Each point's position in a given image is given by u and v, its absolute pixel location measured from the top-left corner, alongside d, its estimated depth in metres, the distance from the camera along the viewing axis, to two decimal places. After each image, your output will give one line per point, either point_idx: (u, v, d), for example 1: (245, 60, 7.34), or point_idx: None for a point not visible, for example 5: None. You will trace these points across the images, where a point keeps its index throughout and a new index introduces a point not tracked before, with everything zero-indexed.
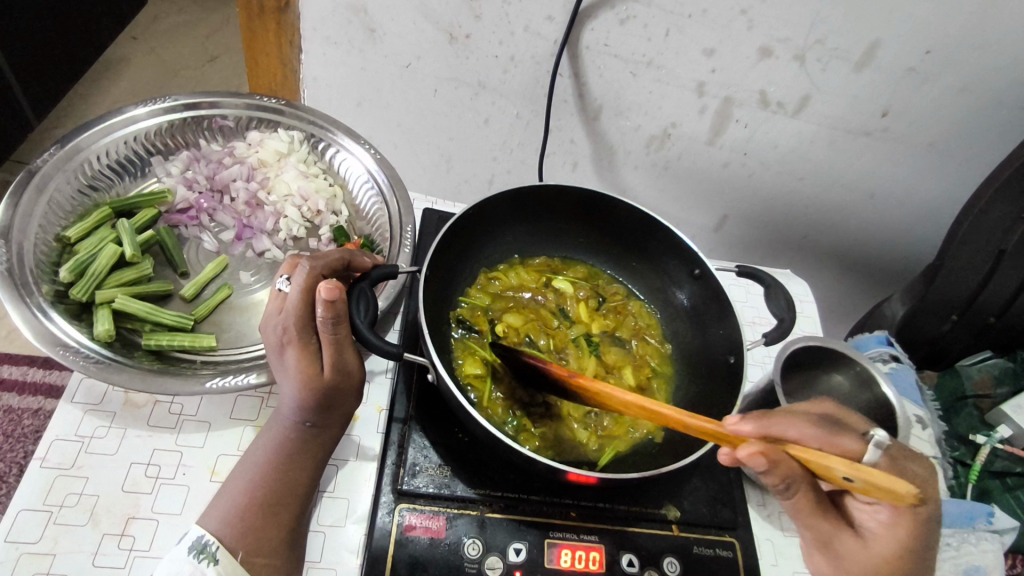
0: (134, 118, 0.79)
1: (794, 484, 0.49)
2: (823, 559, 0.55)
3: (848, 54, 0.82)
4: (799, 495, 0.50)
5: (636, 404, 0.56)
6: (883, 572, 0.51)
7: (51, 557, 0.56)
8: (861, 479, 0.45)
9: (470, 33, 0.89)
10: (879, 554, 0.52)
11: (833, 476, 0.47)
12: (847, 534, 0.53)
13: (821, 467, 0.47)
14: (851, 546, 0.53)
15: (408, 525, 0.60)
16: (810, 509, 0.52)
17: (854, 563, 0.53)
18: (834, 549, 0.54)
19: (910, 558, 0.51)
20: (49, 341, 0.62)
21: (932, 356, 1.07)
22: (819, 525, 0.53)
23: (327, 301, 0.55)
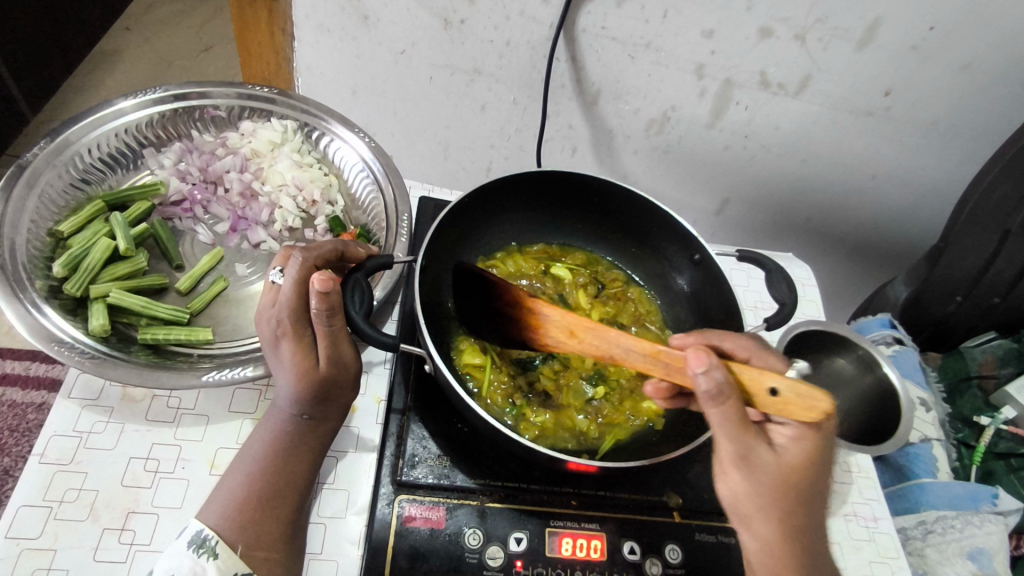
0: (123, 111, 0.78)
1: (727, 397, 0.48)
2: (738, 475, 0.51)
3: (850, 33, 0.81)
4: (729, 407, 0.49)
5: (588, 326, 0.58)
6: (790, 482, 0.51)
7: (51, 552, 0.56)
8: (790, 390, 0.50)
9: (464, 18, 0.87)
10: (788, 463, 0.52)
11: (761, 388, 0.50)
12: (764, 448, 0.52)
13: (753, 379, 0.51)
14: (767, 459, 0.51)
15: (408, 516, 0.60)
16: (738, 426, 0.49)
17: (762, 474, 0.51)
18: (752, 465, 0.50)
19: (810, 473, 0.53)
20: (44, 338, 0.62)
21: (935, 337, 1.06)
22: (744, 436, 0.49)
23: (321, 293, 0.55)
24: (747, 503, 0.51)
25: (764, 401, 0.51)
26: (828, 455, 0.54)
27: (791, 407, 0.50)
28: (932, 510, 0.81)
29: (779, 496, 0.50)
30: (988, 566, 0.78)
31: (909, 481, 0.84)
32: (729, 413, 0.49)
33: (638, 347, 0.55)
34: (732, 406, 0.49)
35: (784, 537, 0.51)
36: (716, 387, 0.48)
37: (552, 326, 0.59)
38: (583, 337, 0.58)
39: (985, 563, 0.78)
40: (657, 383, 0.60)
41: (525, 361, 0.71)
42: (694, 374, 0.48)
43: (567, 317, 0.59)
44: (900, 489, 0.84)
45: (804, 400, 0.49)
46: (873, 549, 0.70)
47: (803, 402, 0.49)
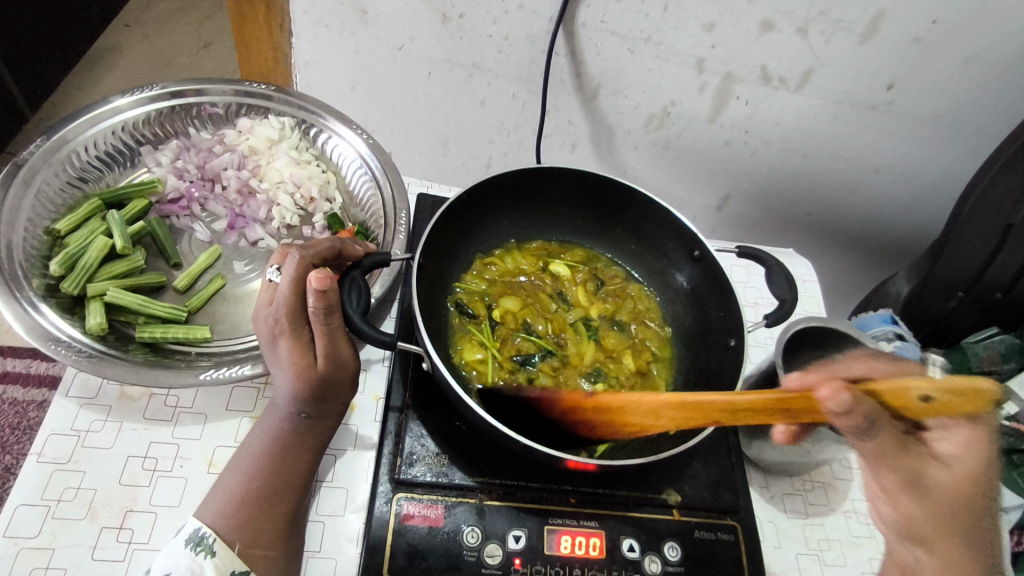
0: (119, 108, 0.78)
1: (878, 423, 0.49)
2: (907, 500, 0.49)
3: (852, 25, 0.80)
4: (881, 436, 0.49)
5: (676, 404, 0.59)
6: (970, 495, 0.47)
7: (49, 552, 0.56)
8: (942, 393, 0.49)
9: (463, 13, 0.87)
10: (957, 475, 0.47)
11: (907, 398, 0.48)
12: (926, 465, 0.48)
13: (898, 392, 0.49)
14: (938, 474, 0.48)
15: (406, 514, 0.60)
16: (890, 445, 0.49)
17: (940, 492, 0.47)
18: (922, 485, 0.48)
19: (978, 476, 0.47)
20: (40, 336, 0.62)
21: (936, 334, 1.02)
22: (903, 459, 0.48)
23: (319, 291, 0.54)
24: (919, 524, 0.48)
25: (913, 408, 0.49)
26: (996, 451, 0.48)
27: (951, 406, 0.48)
28: None
29: (962, 512, 0.46)
30: None
31: None
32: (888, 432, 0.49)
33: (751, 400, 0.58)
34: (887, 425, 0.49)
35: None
36: (864, 415, 0.49)
37: (636, 413, 0.61)
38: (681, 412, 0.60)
39: None
40: (788, 428, 0.65)
41: (523, 359, 0.71)
42: (839, 408, 0.50)
43: (649, 402, 0.61)
44: None
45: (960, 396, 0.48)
46: (871, 545, 0.70)
47: (963, 397, 0.49)
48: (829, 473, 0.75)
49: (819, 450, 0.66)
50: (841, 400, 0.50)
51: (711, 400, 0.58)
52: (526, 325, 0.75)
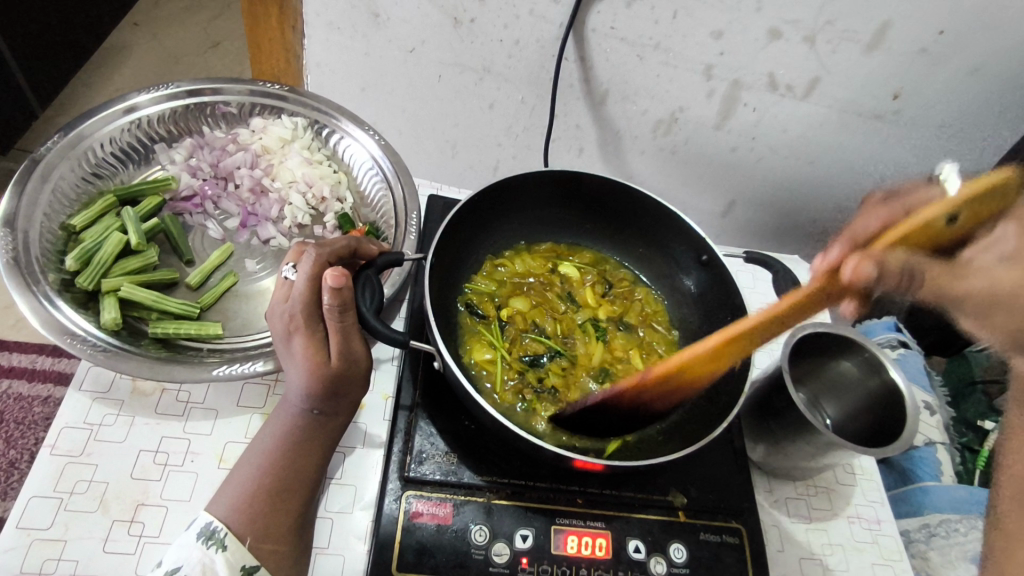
0: (137, 106, 0.79)
1: (919, 267, 0.50)
2: (1001, 315, 0.55)
3: (859, 35, 0.81)
4: (923, 269, 0.51)
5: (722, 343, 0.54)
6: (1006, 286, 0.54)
7: (61, 543, 0.57)
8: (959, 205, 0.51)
9: (474, 17, 0.88)
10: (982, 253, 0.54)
11: (940, 222, 0.52)
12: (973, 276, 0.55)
13: (917, 225, 0.51)
14: (1005, 279, 0.55)
15: (415, 512, 0.60)
16: (939, 270, 0.52)
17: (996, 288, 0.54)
18: (1000, 297, 0.54)
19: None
20: (56, 330, 0.63)
21: (940, 343, 1.08)
22: (955, 283, 0.53)
23: (334, 288, 0.55)
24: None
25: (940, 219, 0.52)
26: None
27: (980, 213, 0.53)
28: (935, 514, 0.82)
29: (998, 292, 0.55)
30: None
31: (913, 483, 0.87)
32: (933, 268, 0.52)
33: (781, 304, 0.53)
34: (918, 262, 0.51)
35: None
36: (910, 270, 0.50)
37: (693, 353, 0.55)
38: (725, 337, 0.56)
39: None
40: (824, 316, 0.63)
41: (532, 359, 0.72)
42: (874, 283, 0.49)
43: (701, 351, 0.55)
44: (904, 492, 0.86)
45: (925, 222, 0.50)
46: (875, 550, 0.71)
47: (986, 201, 0.53)
48: (833, 479, 0.76)
49: (826, 453, 0.67)
50: (858, 274, 0.48)
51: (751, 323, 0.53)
52: (534, 325, 0.75)
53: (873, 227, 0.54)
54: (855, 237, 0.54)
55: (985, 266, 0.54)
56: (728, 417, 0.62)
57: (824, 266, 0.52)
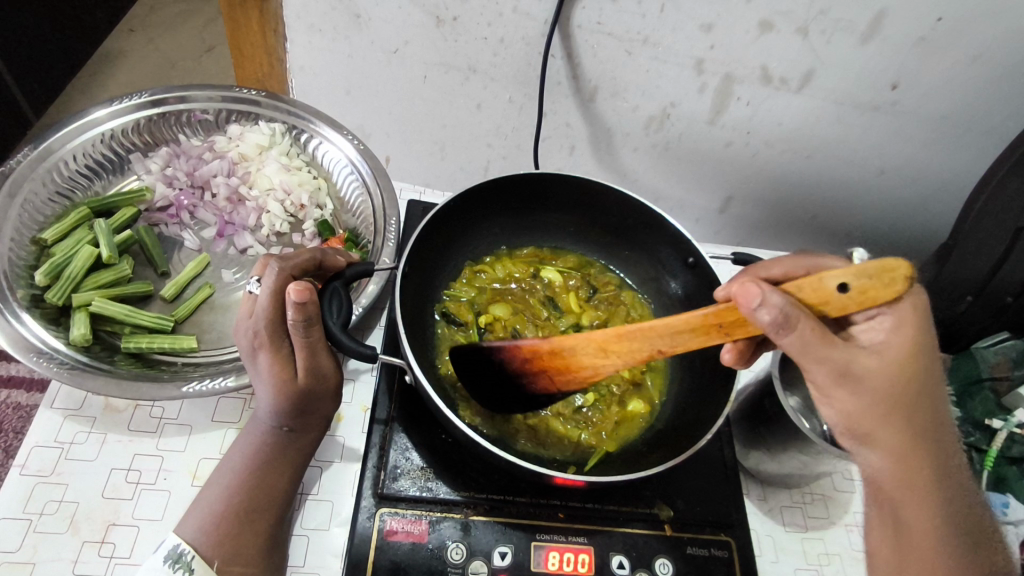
0: (96, 120, 0.77)
1: (794, 320, 0.46)
2: (843, 393, 0.50)
3: (854, 25, 0.78)
4: (802, 327, 0.46)
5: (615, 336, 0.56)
6: (904, 373, 0.51)
7: (29, 566, 0.56)
8: (857, 278, 0.47)
9: (456, 15, 0.85)
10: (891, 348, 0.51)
11: (829, 291, 0.48)
12: (864, 353, 0.51)
13: (817, 288, 0.48)
14: (868, 363, 0.50)
15: (389, 530, 0.58)
16: (820, 338, 0.47)
17: (873, 384, 0.50)
18: (854, 378, 0.50)
19: (919, 346, 0.52)
20: (22, 348, 0.61)
21: (944, 339, 1.03)
22: (832, 352, 0.48)
23: (297, 304, 0.53)
24: (862, 419, 0.51)
25: (838, 302, 0.48)
26: (927, 322, 0.53)
27: (870, 294, 0.46)
28: None
29: (885, 387, 0.50)
30: None
31: None
32: (812, 327, 0.47)
33: (682, 326, 0.53)
34: (805, 320, 0.46)
35: (935, 501, 0.51)
36: (781, 312, 0.46)
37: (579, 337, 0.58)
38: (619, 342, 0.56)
39: None
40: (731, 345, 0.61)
41: None
42: (750, 310, 0.47)
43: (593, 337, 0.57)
44: None
45: (878, 283, 0.46)
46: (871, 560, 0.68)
47: (881, 282, 0.46)
48: (829, 485, 0.73)
49: (819, 461, 0.64)
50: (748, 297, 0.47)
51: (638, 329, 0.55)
52: (515, 334, 0.73)
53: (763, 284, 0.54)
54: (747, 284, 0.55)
55: (881, 352, 0.51)
56: (711, 427, 0.60)
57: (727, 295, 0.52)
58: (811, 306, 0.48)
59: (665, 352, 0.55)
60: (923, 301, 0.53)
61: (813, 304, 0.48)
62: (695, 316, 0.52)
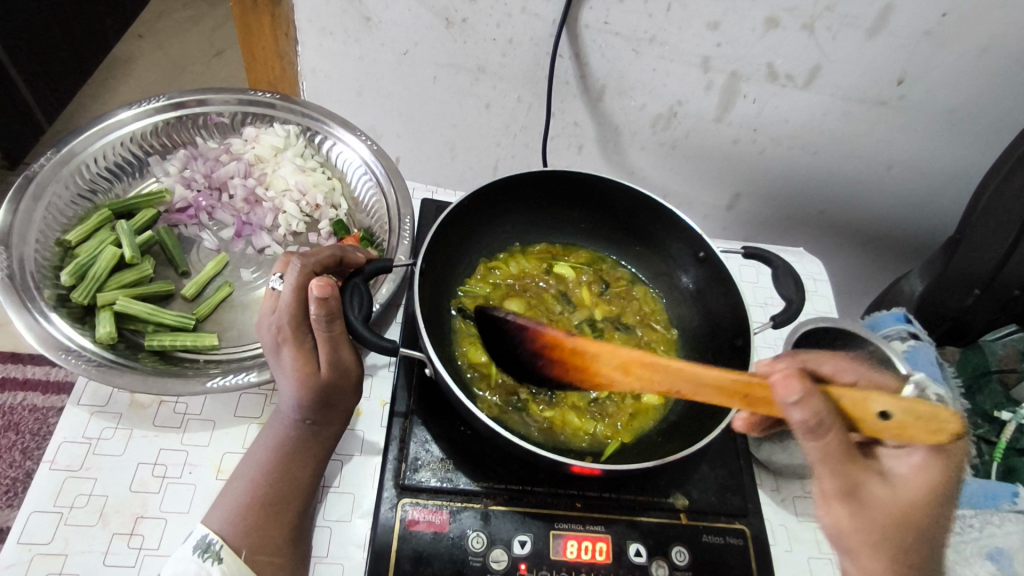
0: (122, 121, 0.79)
1: (829, 425, 0.46)
2: (842, 508, 0.48)
3: (860, 21, 0.79)
4: (831, 437, 0.46)
5: (644, 361, 0.57)
6: (903, 518, 0.48)
7: (62, 557, 0.57)
8: (904, 413, 0.49)
9: (466, 17, 0.87)
10: (904, 494, 0.49)
11: (870, 411, 0.49)
12: (874, 481, 0.49)
13: (860, 404, 0.49)
14: (877, 493, 0.48)
15: (411, 520, 0.60)
16: (844, 457, 0.47)
17: (873, 508, 0.48)
18: (859, 496, 0.48)
19: (936, 503, 0.50)
20: (51, 346, 0.63)
21: (954, 331, 1.02)
22: (850, 469, 0.47)
23: (320, 298, 0.55)
24: (850, 537, 0.48)
25: (877, 426, 0.49)
26: (950, 480, 0.51)
27: (909, 430, 0.49)
28: (949, 510, 0.80)
29: (888, 523, 0.48)
30: (1010, 568, 0.75)
31: None
32: (840, 442, 0.47)
33: (713, 383, 0.54)
34: (837, 432, 0.46)
35: None
36: (816, 417, 0.46)
37: (606, 364, 0.59)
38: (643, 370, 0.58)
39: (1006, 565, 0.75)
40: (745, 409, 0.59)
41: None
42: (785, 407, 0.46)
43: (621, 355, 0.59)
44: None
45: (924, 423, 0.48)
46: None
47: (924, 424, 0.48)
48: None
49: None
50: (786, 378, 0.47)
51: (676, 366, 0.56)
52: None
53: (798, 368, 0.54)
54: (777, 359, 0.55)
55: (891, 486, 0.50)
56: (726, 416, 0.61)
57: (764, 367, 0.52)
58: (849, 419, 0.49)
59: (688, 399, 0.56)
60: (956, 457, 0.52)
61: (852, 417, 0.49)
62: (725, 377, 0.53)
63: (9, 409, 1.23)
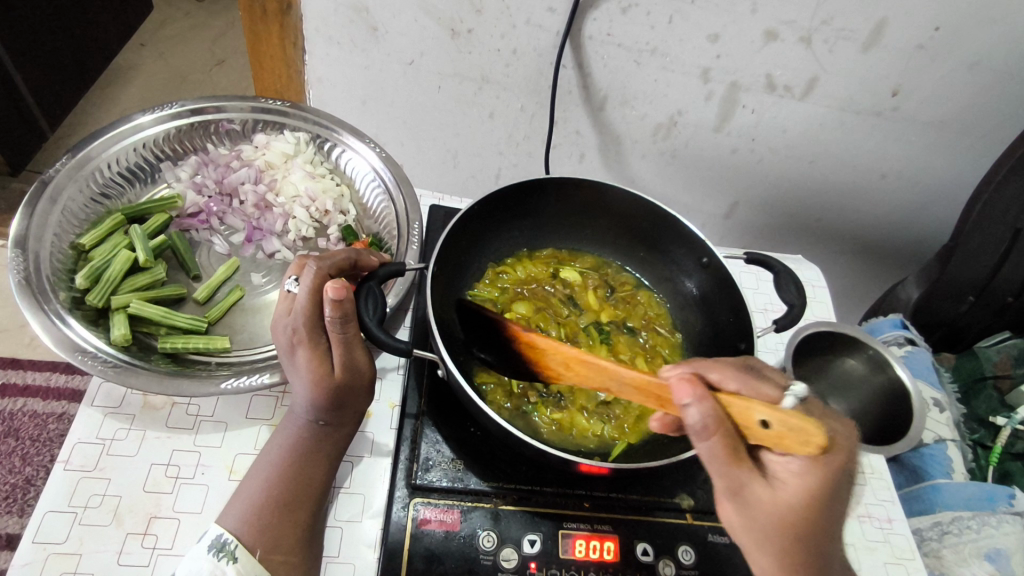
0: (142, 126, 0.81)
1: (713, 428, 0.46)
2: (729, 508, 0.48)
3: (856, 34, 0.81)
4: (717, 439, 0.46)
5: (578, 359, 0.57)
6: (788, 521, 0.46)
7: (77, 557, 0.57)
8: (780, 423, 0.45)
9: (471, 28, 0.89)
10: (789, 499, 0.47)
11: (752, 420, 0.46)
12: (760, 484, 0.48)
13: (742, 412, 0.47)
14: (762, 496, 0.47)
15: (423, 519, 0.61)
16: (728, 455, 0.47)
17: (759, 511, 0.47)
18: (741, 497, 0.47)
19: (821, 506, 0.47)
20: (67, 347, 0.64)
21: (948, 337, 1.05)
22: (732, 470, 0.47)
23: (335, 300, 0.56)
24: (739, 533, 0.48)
25: (759, 434, 0.46)
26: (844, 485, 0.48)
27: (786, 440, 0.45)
28: (948, 511, 0.81)
29: (772, 523, 0.47)
30: (1008, 568, 0.76)
31: (924, 482, 0.85)
32: (724, 445, 0.46)
33: (632, 383, 0.54)
34: (723, 434, 0.46)
35: None
36: (705, 418, 0.46)
37: (551, 361, 0.59)
38: (578, 368, 0.58)
39: (1003, 565, 0.77)
40: (663, 415, 0.57)
41: None
42: (682, 407, 0.46)
43: (563, 351, 0.58)
44: (916, 491, 0.85)
45: (797, 436, 0.45)
46: (885, 550, 0.67)
47: (799, 437, 0.45)
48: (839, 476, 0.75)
49: None
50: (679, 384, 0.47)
51: (599, 367, 0.56)
52: (540, 329, 0.76)
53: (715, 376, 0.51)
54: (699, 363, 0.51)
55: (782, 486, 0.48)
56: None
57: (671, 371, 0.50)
58: (731, 427, 0.47)
59: (609, 393, 0.57)
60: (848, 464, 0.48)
61: (737, 421, 0.48)
62: (643, 379, 0.53)
63: (9, 415, 1.23)
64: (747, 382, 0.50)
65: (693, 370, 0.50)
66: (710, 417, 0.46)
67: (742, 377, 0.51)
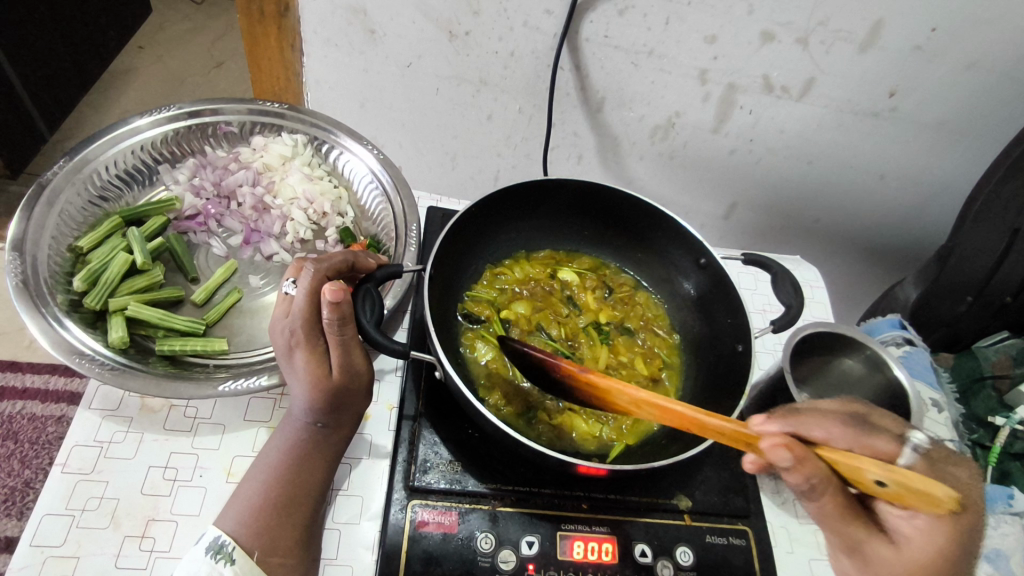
0: (139, 128, 0.81)
1: (822, 489, 0.47)
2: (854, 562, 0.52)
3: (853, 35, 0.81)
4: (825, 500, 0.48)
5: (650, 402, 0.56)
6: None
7: (74, 560, 0.57)
8: (897, 483, 0.45)
9: (469, 30, 0.89)
10: (912, 561, 0.48)
11: (865, 478, 0.47)
12: (880, 542, 0.50)
13: (854, 469, 0.47)
14: (883, 553, 0.49)
15: (421, 521, 0.61)
16: (842, 514, 0.49)
17: (881, 570, 0.49)
18: (863, 552, 0.50)
19: (951, 567, 0.47)
20: (66, 350, 0.64)
21: (947, 339, 1.05)
22: (849, 528, 0.50)
23: (333, 303, 0.56)
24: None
25: (874, 489, 0.47)
26: (972, 543, 0.47)
27: (904, 497, 0.45)
28: None
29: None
30: (1007, 569, 0.75)
31: None
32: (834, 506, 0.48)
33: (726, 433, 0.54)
34: (832, 497, 0.48)
35: None
36: (807, 484, 0.47)
37: (621, 401, 0.59)
38: (650, 409, 0.57)
39: (1003, 565, 0.75)
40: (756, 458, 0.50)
41: None
42: (782, 472, 0.47)
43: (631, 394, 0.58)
44: None
45: (914, 493, 0.44)
46: None
47: (914, 494, 0.45)
48: None
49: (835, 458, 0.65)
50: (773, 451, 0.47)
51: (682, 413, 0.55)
52: (538, 329, 0.76)
53: (819, 432, 0.50)
54: (800, 418, 0.51)
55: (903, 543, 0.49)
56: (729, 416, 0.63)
57: (762, 429, 0.51)
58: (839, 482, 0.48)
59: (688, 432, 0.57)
60: (976, 520, 0.47)
61: (847, 477, 0.48)
62: (732, 431, 0.53)
63: (8, 418, 1.23)
64: (856, 438, 0.50)
65: (795, 425, 0.50)
66: (818, 477, 0.47)
67: (852, 433, 0.50)
